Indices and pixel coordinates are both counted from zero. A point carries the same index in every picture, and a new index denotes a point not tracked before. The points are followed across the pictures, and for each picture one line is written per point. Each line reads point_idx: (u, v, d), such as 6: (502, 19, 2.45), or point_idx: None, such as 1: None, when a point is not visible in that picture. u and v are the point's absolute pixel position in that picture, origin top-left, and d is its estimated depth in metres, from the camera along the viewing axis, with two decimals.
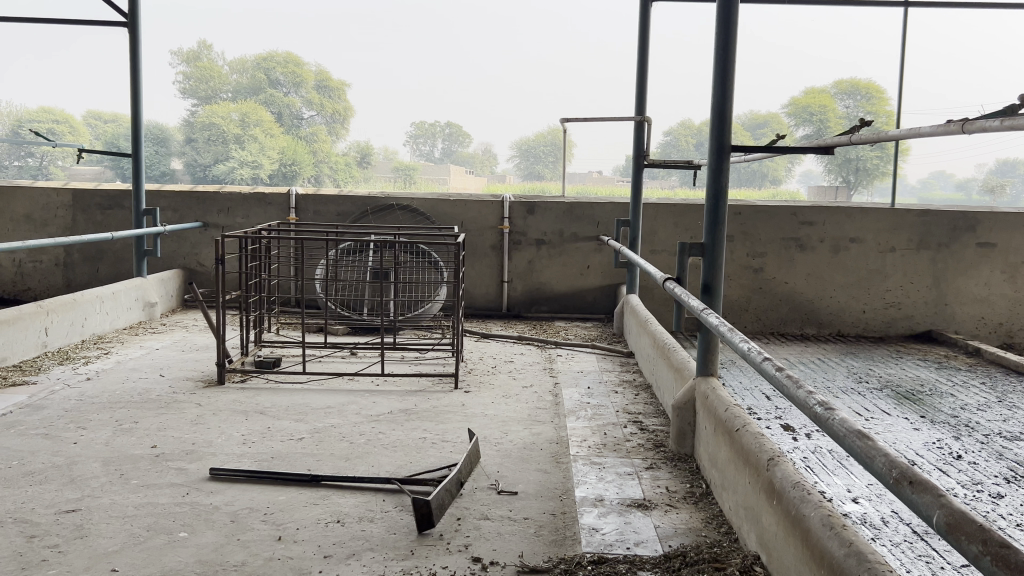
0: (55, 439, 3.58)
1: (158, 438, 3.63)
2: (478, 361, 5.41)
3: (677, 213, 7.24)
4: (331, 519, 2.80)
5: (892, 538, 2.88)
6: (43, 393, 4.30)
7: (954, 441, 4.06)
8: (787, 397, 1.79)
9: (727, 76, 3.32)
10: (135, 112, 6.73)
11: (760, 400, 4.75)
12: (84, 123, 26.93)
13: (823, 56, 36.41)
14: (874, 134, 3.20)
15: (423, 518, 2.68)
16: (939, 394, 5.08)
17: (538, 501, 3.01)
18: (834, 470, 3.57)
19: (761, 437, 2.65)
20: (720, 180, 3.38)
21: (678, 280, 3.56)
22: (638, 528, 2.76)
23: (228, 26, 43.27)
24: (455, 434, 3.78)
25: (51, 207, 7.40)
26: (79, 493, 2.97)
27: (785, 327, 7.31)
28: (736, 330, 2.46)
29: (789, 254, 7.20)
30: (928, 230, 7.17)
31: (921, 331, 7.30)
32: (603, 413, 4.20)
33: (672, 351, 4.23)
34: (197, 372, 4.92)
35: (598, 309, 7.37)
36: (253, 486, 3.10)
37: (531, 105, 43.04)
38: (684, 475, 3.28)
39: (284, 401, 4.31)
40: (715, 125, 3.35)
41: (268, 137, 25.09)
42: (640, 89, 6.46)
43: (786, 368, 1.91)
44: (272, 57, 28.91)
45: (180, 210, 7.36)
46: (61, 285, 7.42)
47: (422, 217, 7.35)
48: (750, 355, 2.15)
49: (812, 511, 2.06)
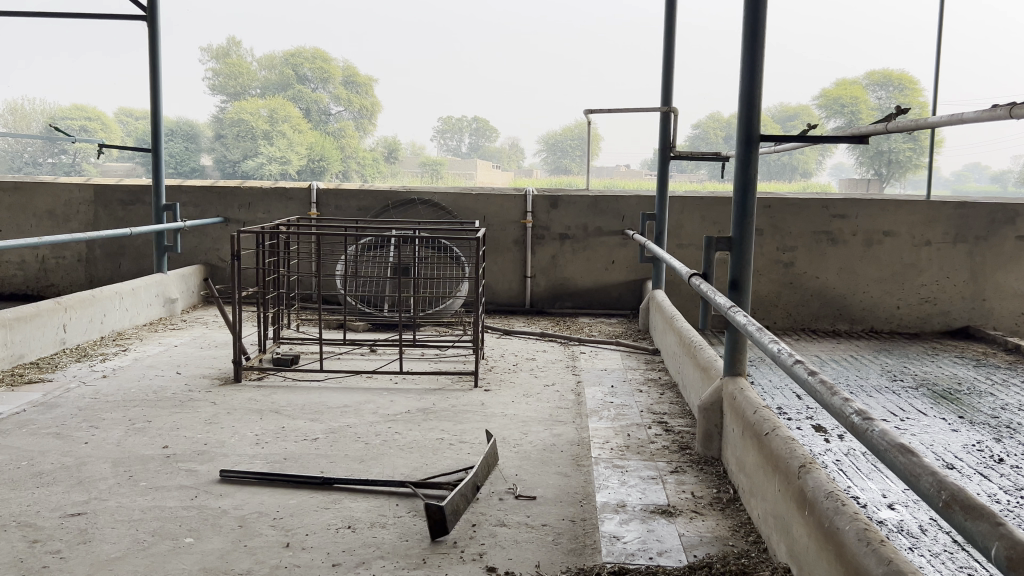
0: (66, 438, 3.54)
1: (169, 438, 3.57)
2: (499, 359, 5.28)
3: (704, 207, 7.05)
4: (342, 524, 2.71)
5: (931, 547, 2.72)
6: (58, 391, 4.28)
7: (995, 443, 3.86)
8: (820, 405, 1.61)
9: (755, 61, 3.14)
10: (155, 108, 6.68)
11: (791, 399, 4.58)
12: (115, 121, 27.37)
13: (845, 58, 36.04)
14: (915, 122, 3.01)
15: (436, 525, 2.57)
16: (978, 394, 4.85)
17: (557, 506, 2.89)
18: (869, 474, 3.39)
19: (793, 443, 2.49)
20: (748, 172, 3.22)
21: (705, 275, 3.40)
22: (661, 537, 2.62)
23: (254, 25, 43.86)
24: (473, 434, 3.68)
25: (73, 203, 7.41)
26: (86, 496, 2.91)
27: (817, 323, 7.09)
28: (765, 329, 2.29)
29: (821, 248, 6.97)
30: (965, 223, 6.92)
31: (958, 327, 7.04)
32: (627, 413, 4.06)
33: (699, 350, 4.07)
34: (214, 369, 4.86)
35: (623, 305, 7.21)
36: (262, 489, 3.02)
37: (560, 96, 42.83)
38: (711, 480, 3.13)
39: (300, 399, 4.24)
40: (742, 113, 3.19)
41: (298, 133, 25.63)
42: (666, 79, 6.26)
43: (819, 372, 1.74)
44: (300, 52, 28.99)
45: (201, 206, 7.33)
46: (84, 280, 7.44)
47: (445, 212, 7.22)
48: (780, 357, 1.98)
49: (846, 524, 1.91)
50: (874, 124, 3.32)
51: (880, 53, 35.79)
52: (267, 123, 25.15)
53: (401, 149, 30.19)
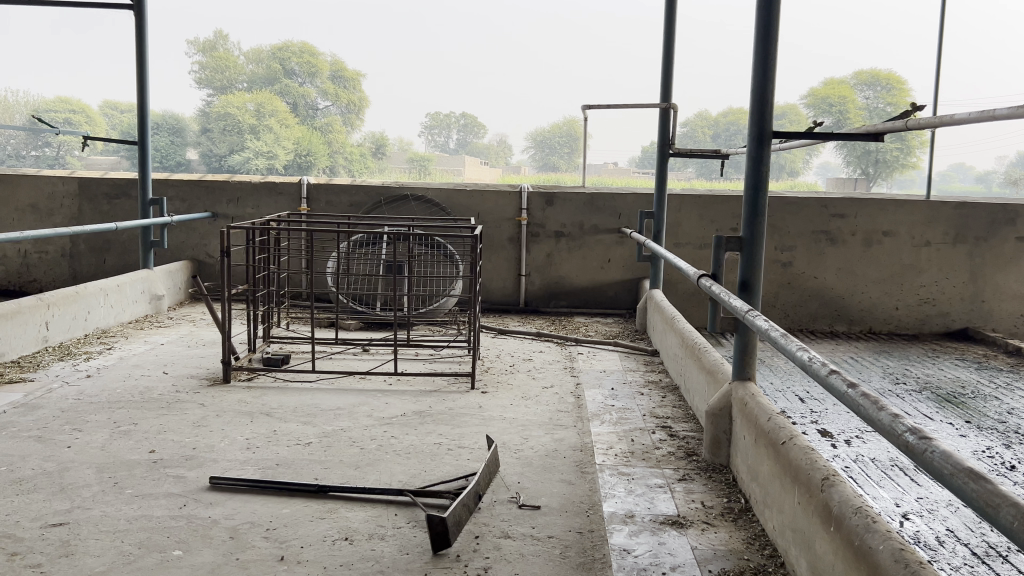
0: (48, 443, 3.39)
1: (157, 442, 3.43)
2: (495, 359, 5.16)
3: (703, 204, 6.95)
4: (339, 536, 2.58)
5: (951, 560, 2.62)
6: (41, 392, 4.12)
7: (1005, 450, 3.78)
8: (865, 422, 1.50)
9: (768, 57, 3.06)
10: (141, 101, 6.50)
11: (795, 403, 4.49)
12: (100, 114, 26.98)
13: (838, 60, 36.12)
14: (934, 119, 2.91)
15: (438, 537, 2.45)
16: (983, 397, 4.78)
17: (563, 517, 2.77)
18: (880, 482, 3.30)
19: (812, 453, 2.39)
20: (759, 171, 3.11)
21: (714, 276, 3.29)
22: (673, 550, 2.51)
23: (241, 21, 43.37)
24: (472, 439, 3.56)
25: (57, 196, 7.23)
26: (69, 504, 2.77)
27: (814, 324, 7.02)
28: (789, 335, 2.19)
29: (819, 248, 6.89)
30: (965, 223, 6.86)
31: (957, 329, 6.98)
32: (629, 417, 3.95)
33: (704, 352, 3.97)
34: (203, 369, 4.71)
35: (618, 304, 7.11)
36: (254, 497, 2.89)
37: (552, 88, 42.80)
38: (721, 488, 3.03)
39: (292, 401, 4.10)
40: (755, 111, 3.08)
41: (284, 127, 25.04)
42: (666, 74, 6.14)
43: (860, 386, 1.63)
44: (287, 47, 28.63)
45: (189, 200, 7.16)
46: (67, 276, 7.26)
47: (438, 208, 7.09)
48: (811, 367, 1.87)
49: (879, 543, 1.81)
50: (889, 122, 3.22)
51: (868, 53, 35.89)
52: (254, 118, 24.85)
53: (388, 146, 30.06)
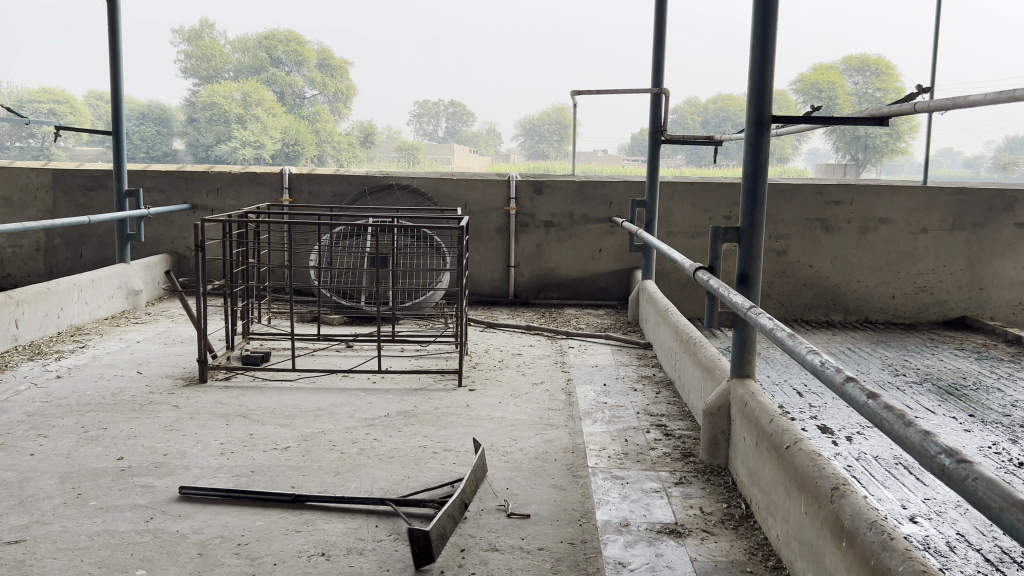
0: (10, 449, 3.21)
1: (126, 448, 3.25)
2: (483, 355, 5.00)
3: (694, 192, 6.79)
4: (315, 551, 2.42)
5: (963, 568, 2.48)
6: (6, 394, 3.92)
7: (1011, 445, 3.65)
8: (892, 438, 1.36)
9: (768, 38, 2.87)
10: (115, 90, 6.26)
11: (792, 397, 4.36)
12: (83, 103, 26.48)
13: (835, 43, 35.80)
14: (942, 99, 2.74)
15: (421, 552, 2.28)
16: (985, 389, 4.65)
17: (554, 526, 2.62)
18: (884, 483, 3.16)
19: (818, 458, 2.25)
20: (759, 158, 2.93)
21: (711, 268, 3.13)
22: (671, 563, 2.36)
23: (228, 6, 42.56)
24: (459, 441, 3.40)
25: (30, 188, 7.00)
26: (26, 519, 2.59)
27: (809, 314, 6.88)
28: (797, 335, 2.03)
29: (815, 235, 6.74)
30: (963, 210, 6.74)
31: (954, 318, 6.87)
32: (622, 415, 3.80)
33: (700, 347, 3.81)
34: (179, 368, 4.53)
35: (609, 295, 6.95)
36: (227, 508, 2.72)
37: (546, 76, 42.50)
38: (720, 494, 2.87)
39: (271, 402, 3.93)
40: (752, 94, 2.90)
41: (270, 117, 24.51)
42: (656, 59, 5.94)
43: (881, 395, 1.48)
44: (273, 35, 28.34)
45: (167, 191, 6.95)
46: (42, 270, 7.04)
47: (424, 198, 6.90)
48: (825, 373, 1.72)
49: (897, 562, 1.64)
50: (895, 105, 3.04)
51: (866, 32, 35.56)
52: (240, 108, 24.23)
53: (376, 134, 29.92)
